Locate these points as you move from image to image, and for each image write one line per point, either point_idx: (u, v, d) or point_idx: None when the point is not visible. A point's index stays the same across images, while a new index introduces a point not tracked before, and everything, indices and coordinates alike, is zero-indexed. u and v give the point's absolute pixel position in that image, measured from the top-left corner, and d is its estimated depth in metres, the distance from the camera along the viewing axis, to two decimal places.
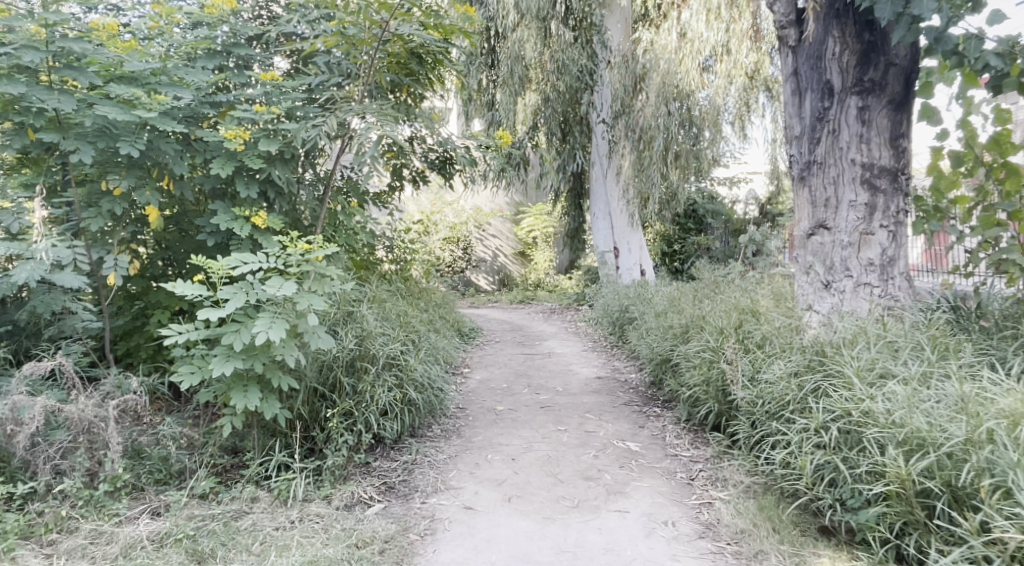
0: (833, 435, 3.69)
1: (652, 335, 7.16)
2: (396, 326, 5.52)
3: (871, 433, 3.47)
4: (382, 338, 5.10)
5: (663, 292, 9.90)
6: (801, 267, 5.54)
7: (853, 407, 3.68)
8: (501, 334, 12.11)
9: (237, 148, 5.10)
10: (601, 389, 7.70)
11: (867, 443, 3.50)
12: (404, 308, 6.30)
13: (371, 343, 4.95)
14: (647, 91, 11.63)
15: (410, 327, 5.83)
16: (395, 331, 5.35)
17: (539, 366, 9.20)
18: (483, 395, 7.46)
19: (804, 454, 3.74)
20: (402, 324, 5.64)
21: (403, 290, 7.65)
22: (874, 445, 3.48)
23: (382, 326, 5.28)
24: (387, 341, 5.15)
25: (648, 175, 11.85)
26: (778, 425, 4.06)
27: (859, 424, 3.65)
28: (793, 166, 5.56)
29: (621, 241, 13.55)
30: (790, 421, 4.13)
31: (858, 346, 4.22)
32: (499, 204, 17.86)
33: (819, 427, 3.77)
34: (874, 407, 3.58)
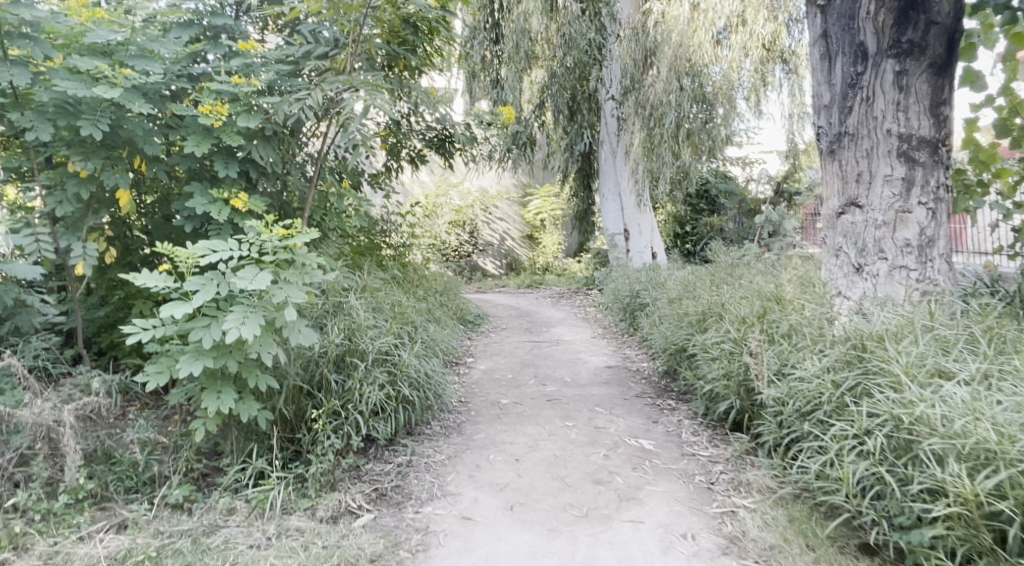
0: (878, 441, 3.28)
1: (666, 322, 6.74)
2: (391, 318, 5.12)
3: (929, 443, 3.06)
4: (374, 332, 4.70)
5: (676, 276, 9.44)
6: (830, 249, 5.11)
7: (904, 411, 3.26)
8: (508, 320, 11.68)
9: (214, 125, 4.75)
10: (611, 379, 7.28)
11: (923, 456, 3.09)
12: (401, 298, 5.89)
13: (362, 337, 4.55)
14: (658, 66, 11.15)
15: (406, 318, 5.43)
16: (389, 324, 4.95)
17: (547, 355, 8.78)
18: (487, 388, 7.05)
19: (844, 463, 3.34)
20: (397, 316, 5.24)
21: (401, 277, 7.23)
22: (931, 458, 3.07)
23: (374, 319, 4.88)
24: (380, 334, 4.75)
25: (660, 153, 11.36)
26: (810, 428, 3.64)
27: (910, 432, 3.24)
28: (821, 139, 5.12)
29: (631, 223, 13.08)
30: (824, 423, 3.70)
31: (902, 339, 3.78)
32: (505, 186, 17.38)
33: (863, 432, 3.37)
34: (931, 414, 3.17)
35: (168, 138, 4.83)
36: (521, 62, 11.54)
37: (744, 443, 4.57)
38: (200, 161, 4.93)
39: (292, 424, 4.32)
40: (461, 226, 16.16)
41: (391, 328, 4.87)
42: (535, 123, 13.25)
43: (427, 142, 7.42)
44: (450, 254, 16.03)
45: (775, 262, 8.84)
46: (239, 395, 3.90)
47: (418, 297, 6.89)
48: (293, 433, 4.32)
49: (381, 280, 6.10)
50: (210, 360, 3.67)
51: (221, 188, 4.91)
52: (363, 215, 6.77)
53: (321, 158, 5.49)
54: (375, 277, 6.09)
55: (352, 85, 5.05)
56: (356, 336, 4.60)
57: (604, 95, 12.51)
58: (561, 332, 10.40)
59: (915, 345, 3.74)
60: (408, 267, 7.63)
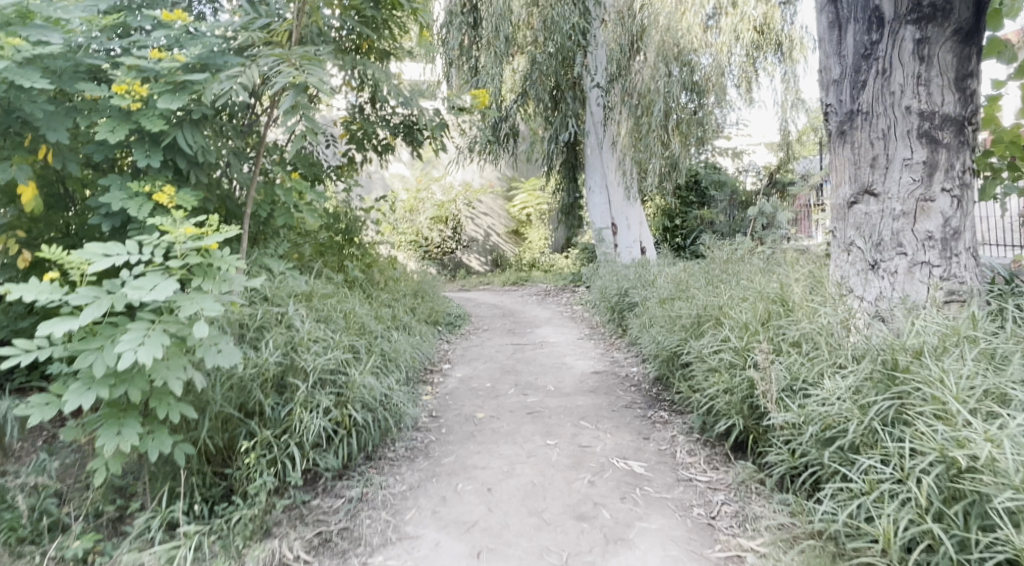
0: (928, 488, 2.76)
1: (657, 325, 6.13)
2: (342, 330, 4.50)
3: (1000, 499, 2.56)
4: (317, 348, 4.08)
5: (667, 274, 8.85)
6: (840, 243, 4.52)
7: (964, 454, 2.72)
8: (490, 320, 11.06)
9: (131, 107, 4.19)
10: (597, 388, 6.68)
11: (993, 515, 2.59)
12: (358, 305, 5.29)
13: (304, 355, 3.94)
14: (645, 52, 10.57)
15: (363, 329, 4.81)
16: (340, 337, 4.34)
17: (529, 359, 8.16)
18: (462, 399, 6.42)
19: (885, 513, 2.82)
20: (349, 327, 4.63)
21: (366, 281, 6.58)
22: (1003, 518, 2.58)
23: (321, 331, 4.27)
24: (325, 349, 4.13)
25: (647, 143, 10.72)
26: (836, 464, 3.12)
27: (971, 479, 2.73)
28: (831, 119, 4.52)
29: (618, 216, 12.49)
30: (852, 457, 3.16)
31: (952, 356, 3.20)
32: (489, 179, 16.69)
33: (909, 477, 2.84)
34: (1000, 460, 2.65)
35: (79, 124, 4.22)
36: (500, 48, 10.89)
37: (749, 467, 3.97)
38: (116, 149, 4.33)
39: (220, 457, 3.72)
40: (444, 222, 15.48)
41: (339, 341, 4.26)
42: (517, 113, 12.60)
43: (392, 130, 6.78)
44: (431, 250, 15.39)
45: (774, 257, 8.25)
46: (147, 429, 3.29)
47: (381, 301, 6.27)
48: (223, 467, 3.72)
49: (340, 287, 5.50)
50: (107, 388, 3.07)
51: (143, 181, 4.32)
52: (322, 211, 6.11)
53: (264, 148, 4.86)
54: (331, 282, 5.47)
55: (295, 62, 4.40)
56: (298, 354, 3.99)
57: (589, 83, 11.90)
58: (545, 332, 9.80)
59: (965, 363, 3.17)
60: (379, 265, 6.97)
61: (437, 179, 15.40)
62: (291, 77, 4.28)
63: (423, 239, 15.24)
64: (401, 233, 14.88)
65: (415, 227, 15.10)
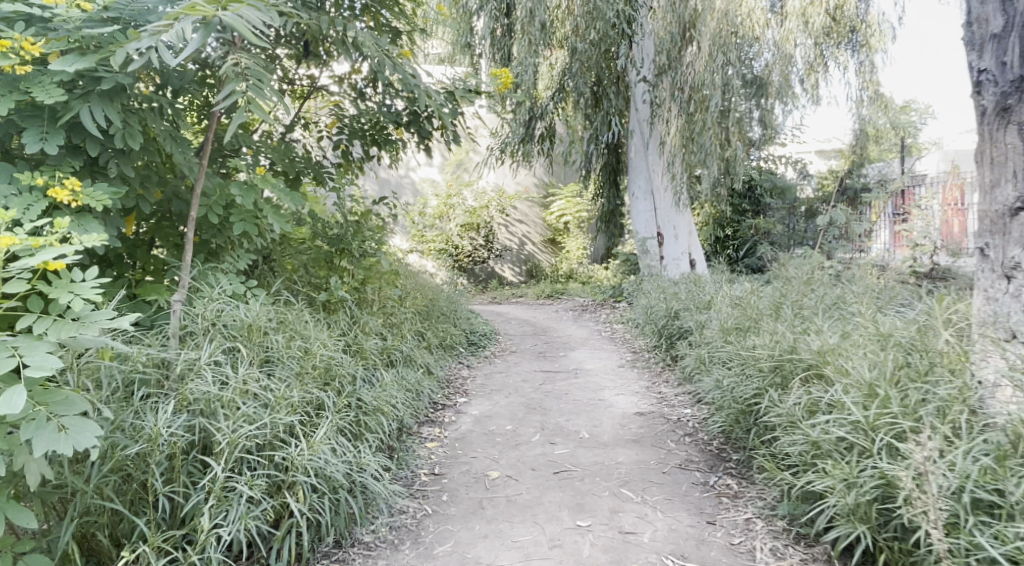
0: None
1: (721, 365, 4.84)
2: (295, 380, 3.37)
3: None
4: (249, 409, 2.98)
5: (724, 294, 7.56)
6: (993, 258, 3.47)
7: None
8: (520, 340, 9.84)
9: (17, 70, 3.09)
10: (642, 437, 5.41)
11: None
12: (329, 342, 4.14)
13: (223, 425, 2.85)
14: (699, 41, 9.32)
15: (330, 374, 3.69)
16: (289, 391, 3.22)
17: (560, 393, 6.88)
18: (475, 448, 5.21)
19: None
20: (307, 374, 3.49)
21: (358, 302, 5.42)
22: None
23: (264, 383, 3.18)
24: (261, 413, 3.01)
25: (702, 142, 9.53)
26: None
27: None
28: (984, 92, 3.53)
29: (665, 225, 11.18)
30: None
31: None
32: (524, 185, 15.10)
33: None
34: None
35: None
36: (536, 36, 9.67)
37: None
38: (6, 128, 3.27)
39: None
40: (475, 229, 14.26)
41: (285, 396, 3.15)
42: (554, 112, 11.38)
43: (394, 118, 5.66)
44: (461, 259, 14.24)
45: (855, 279, 6.90)
46: None
47: (374, 330, 5.10)
48: None
49: (313, 316, 4.36)
50: None
51: (40, 173, 3.26)
52: (303, 215, 4.96)
53: (214, 133, 3.84)
54: (301, 310, 4.33)
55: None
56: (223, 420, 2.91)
57: (634, 78, 10.69)
58: (580, 357, 8.54)
59: None
60: (382, 282, 5.81)
61: (468, 184, 14.22)
62: (191, 9, 3.08)
63: (454, 247, 14.14)
64: (429, 240, 14.08)
65: (445, 234, 14.08)
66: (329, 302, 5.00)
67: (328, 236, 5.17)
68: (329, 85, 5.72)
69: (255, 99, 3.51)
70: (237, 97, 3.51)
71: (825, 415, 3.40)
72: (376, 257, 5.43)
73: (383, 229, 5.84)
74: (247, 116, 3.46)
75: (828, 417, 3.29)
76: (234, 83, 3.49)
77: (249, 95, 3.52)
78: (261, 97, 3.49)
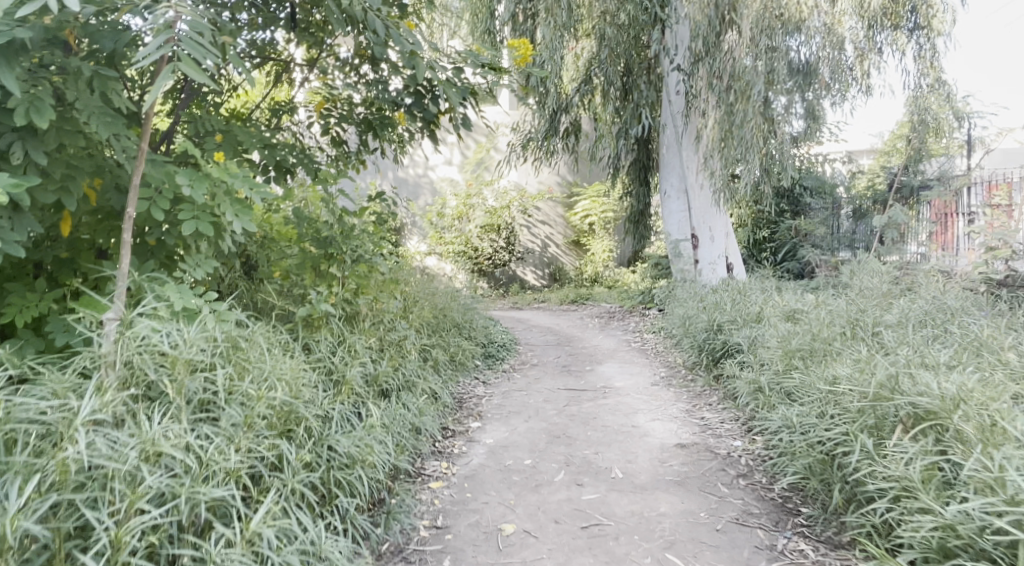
0: None
1: (795, 397, 3.97)
2: (238, 439, 2.91)
3: None
4: (157, 486, 2.58)
5: (775, 306, 6.69)
6: None
7: None
8: (543, 351, 8.99)
9: None
10: (685, 479, 4.57)
11: None
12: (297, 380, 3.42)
13: (104, 517, 2.42)
14: (741, 24, 8.45)
15: (289, 419, 3.23)
16: (225, 450, 2.84)
17: (587, 418, 6.04)
18: (487, 490, 4.40)
19: None
20: (256, 425, 3.03)
21: (346, 319, 4.61)
22: None
23: (190, 443, 2.77)
24: (173, 489, 2.61)
25: (743, 134, 8.66)
26: None
27: None
28: None
29: (700, 226, 10.28)
30: None
31: None
32: (547, 184, 14.17)
33: None
34: None
35: None
36: (562, 19, 8.85)
37: None
38: None
39: None
40: (495, 231, 13.40)
41: (210, 465, 2.76)
42: (580, 104, 10.52)
43: (392, 99, 4.82)
44: (480, 263, 13.40)
45: (930, 293, 6.01)
46: None
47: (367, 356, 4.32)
48: None
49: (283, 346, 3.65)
50: None
51: None
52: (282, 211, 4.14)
53: (152, 109, 3.10)
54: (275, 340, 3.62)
55: None
56: (115, 500, 2.51)
57: (667, 65, 9.67)
58: (609, 372, 7.68)
59: None
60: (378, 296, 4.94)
61: (489, 182, 13.29)
62: None
63: (473, 249, 13.34)
64: (447, 242, 13.32)
65: (464, 235, 13.30)
66: (311, 317, 4.22)
67: (312, 240, 4.37)
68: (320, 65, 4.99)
69: (190, 58, 2.73)
70: (167, 54, 2.74)
71: (941, 506, 2.81)
72: (370, 266, 4.60)
73: (383, 230, 5.03)
74: (175, 76, 2.67)
75: (983, 502, 2.67)
76: (165, 36, 2.72)
77: (185, 53, 2.77)
78: (199, 53, 2.72)
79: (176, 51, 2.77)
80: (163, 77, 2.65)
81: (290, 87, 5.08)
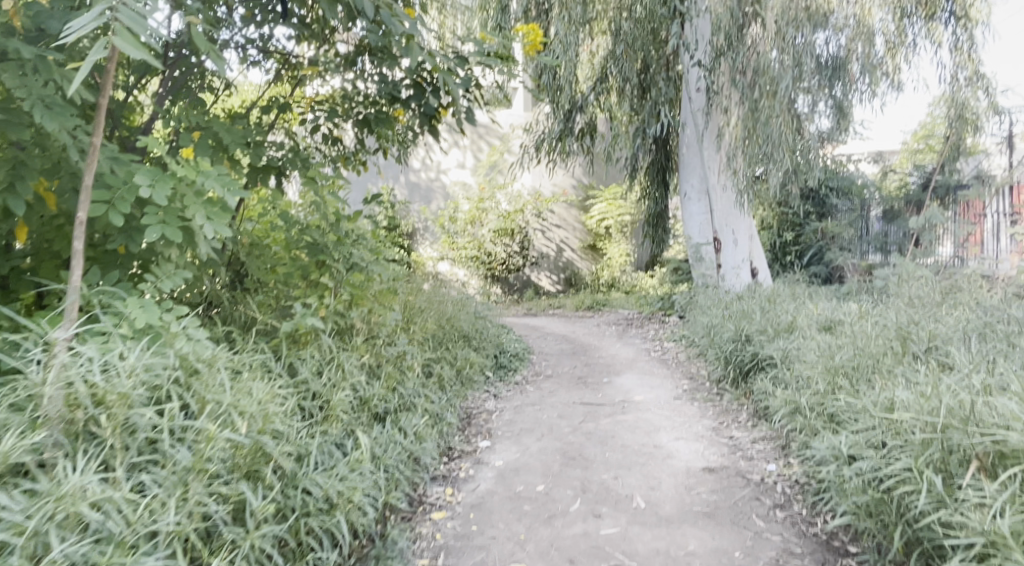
0: None
1: (845, 425, 3.51)
2: (187, 488, 2.63)
3: None
4: (72, 556, 2.28)
5: (809, 316, 6.22)
6: None
7: None
8: (557, 360, 8.55)
9: None
10: (715, 510, 4.15)
11: None
12: (263, 416, 3.05)
13: None
14: (766, 17, 7.98)
15: (257, 456, 2.97)
16: (166, 510, 2.54)
17: (604, 437, 5.59)
18: (494, 521, 3.98)
19: None
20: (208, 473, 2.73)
21: (335, 335, 4.22)
22: None
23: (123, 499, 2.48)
24: (92, 559, 2.31)
25: (769, 132, 8.21)
26: None
27: None
28: None
29: (722, 229, 9.81)
30: None
31: None
32: (562, 186, 13.72)
33: None
34: None
35: None
36: (576, 13, 8.46)
37: None
38: None
39: None
40: (509, 235, 13.01)
41: (137, 528, 2.46)
42: (596, 103, 10.07)
43: (391, 92, 4.42)
44: (494, 268, 13.01)
45: (979, 304, 5.53)
46: None
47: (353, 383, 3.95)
48: None
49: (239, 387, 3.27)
50: None
51: None
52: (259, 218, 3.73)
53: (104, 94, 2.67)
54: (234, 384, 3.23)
55: None
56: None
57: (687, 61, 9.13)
58: (627, 385, 7.22)
59: None
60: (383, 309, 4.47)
61: (502, 186, 12.88)
62: None
63: (486, 254, 12.93)
64: (460, 247, 12.92)
65: (477, 240, 12.90)
66: (297, 332, 3.85)
67: (301, 247, 4.00)
68: (309, 57, 4.51)
69: (128, 29, 2.23)
70: (101, 28, 2.23)
71: None
72: (367, 275, 4.20)
73: (381, 234, 4.62)
74: (109, 51, 2.17)
75: None
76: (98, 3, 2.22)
77: (125, 25, 2.27)
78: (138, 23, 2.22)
79: (113, 23, 2.28)
80: (95, 52, 2.13)
81: (278, 81, 4.69)
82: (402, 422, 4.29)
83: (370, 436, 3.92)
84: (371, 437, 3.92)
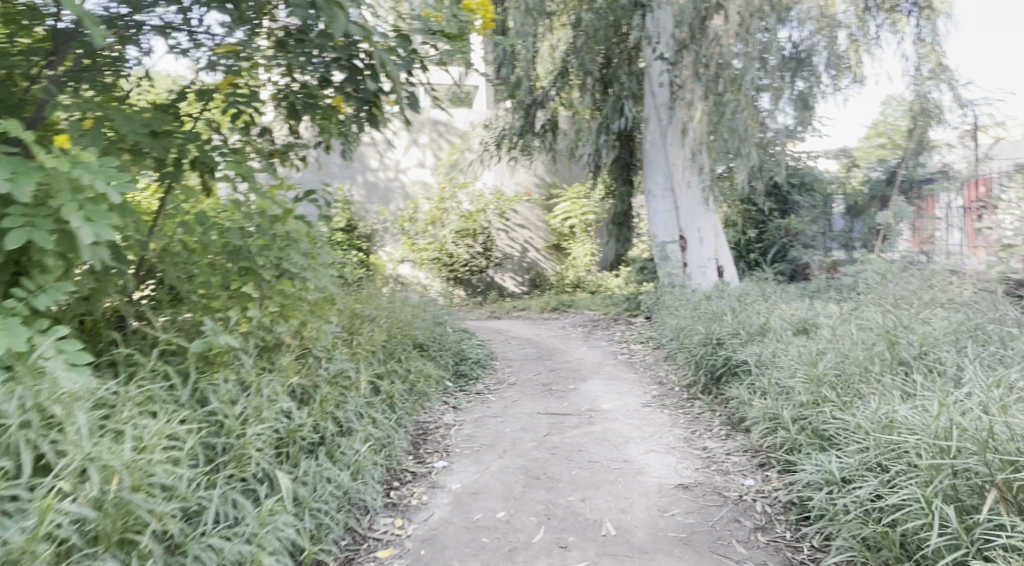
0: None
1: (850, 452, 3.19)
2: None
3: None
4: None
5: (782, 317, 5.90)
6: None
7: None
8: (521, 366, 8.14)
9: None
10: (692, 536, 3.79)
11: None
12: (134, 471, 2.65)
13: None
14: (731, 6, 7.68)
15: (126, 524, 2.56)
16: None
17: (570, 452, 5.18)
18: (448, 558, 3.56)
19: None
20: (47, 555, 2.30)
21: (257, 352, 3.77)
22: None
23: None
24: None
25: (734, 127, 7.86)
26: None
27: None
28: None
29: (689, 226, 9.48)
30: None
31: None
32: (524, 185, 13.30)
33: None
34: None
35: None
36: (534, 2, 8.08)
37: None
38: None
39: None
40: (471, 236, 12.58)
41: None
42: (557, 98, 9.69)
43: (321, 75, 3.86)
44: (456, 269, 12.56)
45: (958, 303, 5.25)
46: None
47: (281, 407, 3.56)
48: None
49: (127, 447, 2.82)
50: None
51: None
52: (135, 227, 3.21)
53: None
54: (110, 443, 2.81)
55: None
56: None
57: (650, 54, 8.78)
58: (595, 392, 6.83)
59: None
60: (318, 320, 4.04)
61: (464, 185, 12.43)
62: None
63: (448, 256, 12.48)
64: (421, 249, 12.45)
65: (438, 241, 12.44)
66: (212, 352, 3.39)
67: (220, 252, 3.52)
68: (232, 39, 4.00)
69: None
70: None
71: None
72: (297, 282, 3.77)
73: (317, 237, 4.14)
74: None
75: None
76: None
77: None
78: None
79: None
80: None
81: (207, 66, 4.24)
82: (341, 449, 3.83)
83: (300, 470, 3.48)
84: (301, 472, 3.47)
